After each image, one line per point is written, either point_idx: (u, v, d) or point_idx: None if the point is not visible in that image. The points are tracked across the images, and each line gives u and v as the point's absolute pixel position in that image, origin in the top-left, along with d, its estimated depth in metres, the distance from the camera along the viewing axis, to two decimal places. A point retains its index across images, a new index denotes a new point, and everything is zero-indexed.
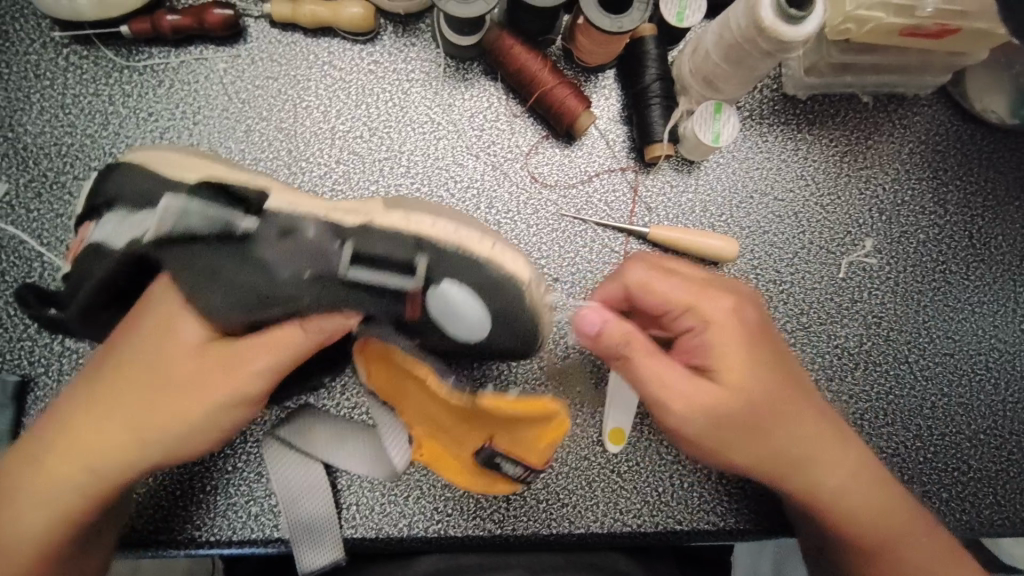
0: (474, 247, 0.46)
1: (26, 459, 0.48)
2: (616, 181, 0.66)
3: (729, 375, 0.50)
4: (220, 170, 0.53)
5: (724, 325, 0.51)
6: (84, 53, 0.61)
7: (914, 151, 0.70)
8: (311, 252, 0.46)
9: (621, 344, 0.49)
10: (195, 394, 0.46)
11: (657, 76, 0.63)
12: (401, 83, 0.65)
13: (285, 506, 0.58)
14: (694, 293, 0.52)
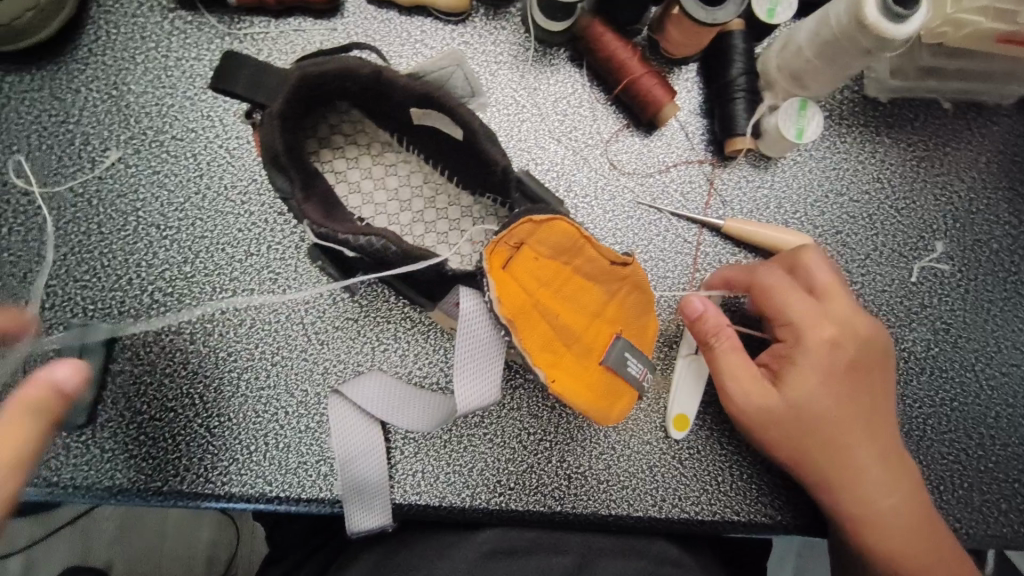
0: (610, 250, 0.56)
1: None
2: (692, 172, 0.67)
3: (794, 389, 0.56)
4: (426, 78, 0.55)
5: (814, 352, 0.57)
6: (189, 18, 0.64)
7: (992, 160, 0.70)
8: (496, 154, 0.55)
9: (715, 333, 0.57)
10: None
11: (743, 70, 0.64)
12: (489, 64, 0.66)
13: (340, 465, 0.59)
14: (800, 312, 0.57)
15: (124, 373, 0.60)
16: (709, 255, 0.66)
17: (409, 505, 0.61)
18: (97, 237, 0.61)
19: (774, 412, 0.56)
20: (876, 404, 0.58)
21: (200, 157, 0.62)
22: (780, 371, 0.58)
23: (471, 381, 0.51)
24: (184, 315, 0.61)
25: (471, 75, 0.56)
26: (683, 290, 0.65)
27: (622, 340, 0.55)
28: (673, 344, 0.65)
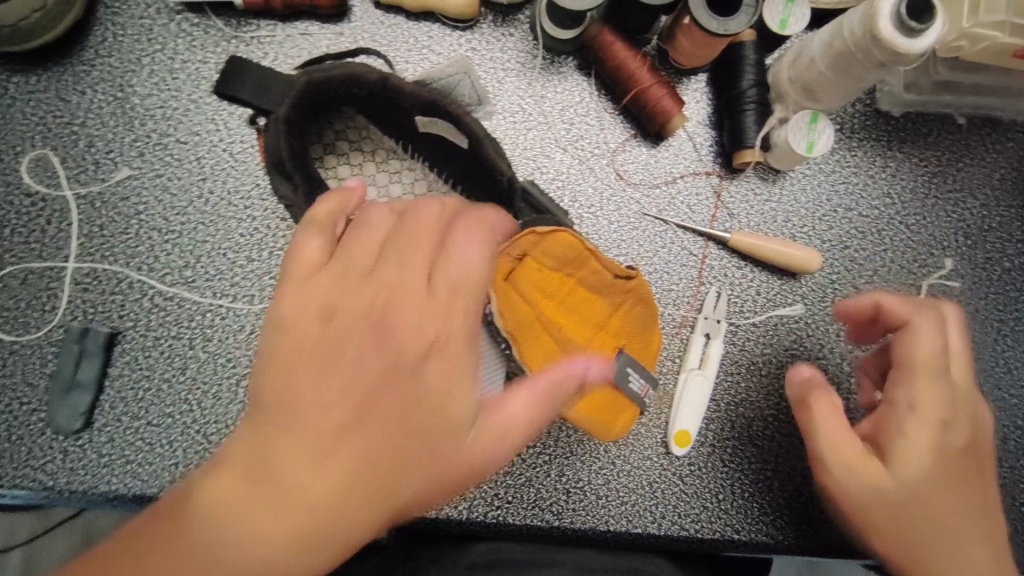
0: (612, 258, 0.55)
1: (245, 482, 0.40)
2: (699, 184, 0.66)
3: (902, 462, 0.51)
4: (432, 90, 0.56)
5: (927, 425, 0.51)
6: (196, 21, 0.63)
7: (1006, 177, 0.69)
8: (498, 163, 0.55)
9: (821, 394, 0.55)
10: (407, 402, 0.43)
11: (754, 82, 0.63)
12: (496, 71, 0.65)
13: None
14: (922, 380, 0.52)
15: (124, 377, 0.60)
16: (714, 268, 0.65)
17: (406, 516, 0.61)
18: (98, 240, 0.61)
19: (881, 488, 0.51)
20: (982, 489, 0.54)
21: (203, 161, 0.62)
22: (888, 444, 0.52)
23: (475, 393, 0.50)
24: (185, 319, 0.61)
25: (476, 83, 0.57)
26: (687, 303, 0.64)
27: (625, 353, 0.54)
28: (677, 359, 0.64)
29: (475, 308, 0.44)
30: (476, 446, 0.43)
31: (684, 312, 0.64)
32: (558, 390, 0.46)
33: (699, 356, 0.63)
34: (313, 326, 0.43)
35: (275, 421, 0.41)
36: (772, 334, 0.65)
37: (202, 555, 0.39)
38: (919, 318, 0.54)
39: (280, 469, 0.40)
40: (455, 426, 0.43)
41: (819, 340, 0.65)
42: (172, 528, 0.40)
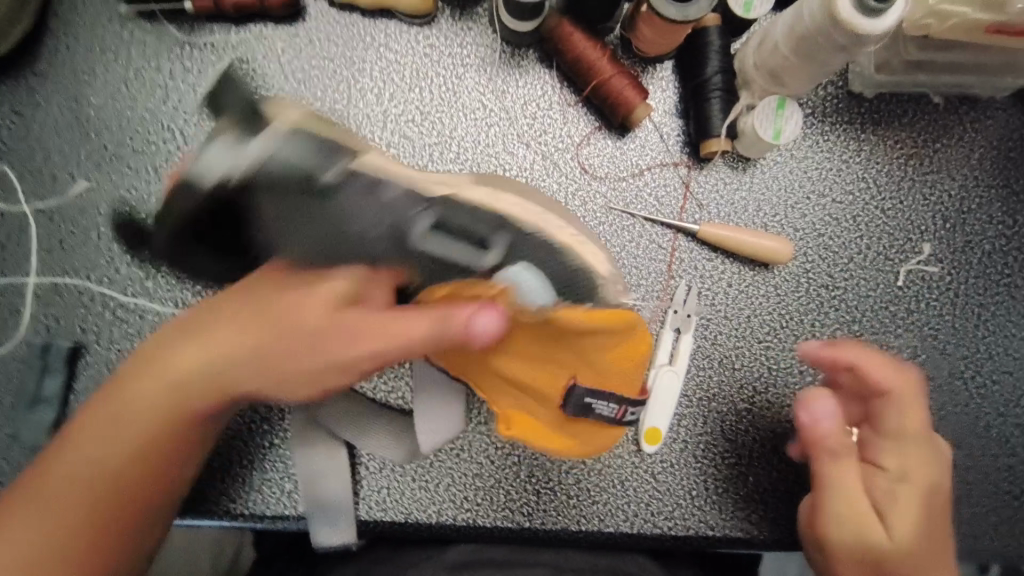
0: (553, 232, 0.46)
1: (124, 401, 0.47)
2: (667, 176, 0.65)
3: (898, 522, 0.54)
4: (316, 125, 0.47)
5: (916, 489, 0.54)
6: (148, 27, 0.62)
7: (985, 157, 0.67)
8: (394, 211, 0.45)
9: (839, 452, 0.55)
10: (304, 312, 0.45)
11: (719, 69, 0.62)
12: (455, 67, 0.64)
13: (303, 482, 0.58)
14: (908, 446, 0.56)
15: (88, 391, 0.59)
16: (684, 262, 0.64)
17: (376, 522, 0.61)
18: (59, 254, 0.60)
19: (878, 545, 0.54)
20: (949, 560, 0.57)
21: (161, 171, 0.61)
22: (881, 504, 0.55)
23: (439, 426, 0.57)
24: (147, 331, 0.60)
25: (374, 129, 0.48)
26: (657, 299, 0.63)
27: (579, 386, 0.48)
28: (648, 354, 0.63)
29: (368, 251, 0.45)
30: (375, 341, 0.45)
31: (653, 308, 0.63)
32: (444, 330, 0.44)
33: (669, 350, 0.62)
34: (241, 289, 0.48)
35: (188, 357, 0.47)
36: (746, 326, 0.64)
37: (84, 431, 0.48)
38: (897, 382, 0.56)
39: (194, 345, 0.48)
40: (356, 331, 0.45)
41: (793, 330, 0.64)
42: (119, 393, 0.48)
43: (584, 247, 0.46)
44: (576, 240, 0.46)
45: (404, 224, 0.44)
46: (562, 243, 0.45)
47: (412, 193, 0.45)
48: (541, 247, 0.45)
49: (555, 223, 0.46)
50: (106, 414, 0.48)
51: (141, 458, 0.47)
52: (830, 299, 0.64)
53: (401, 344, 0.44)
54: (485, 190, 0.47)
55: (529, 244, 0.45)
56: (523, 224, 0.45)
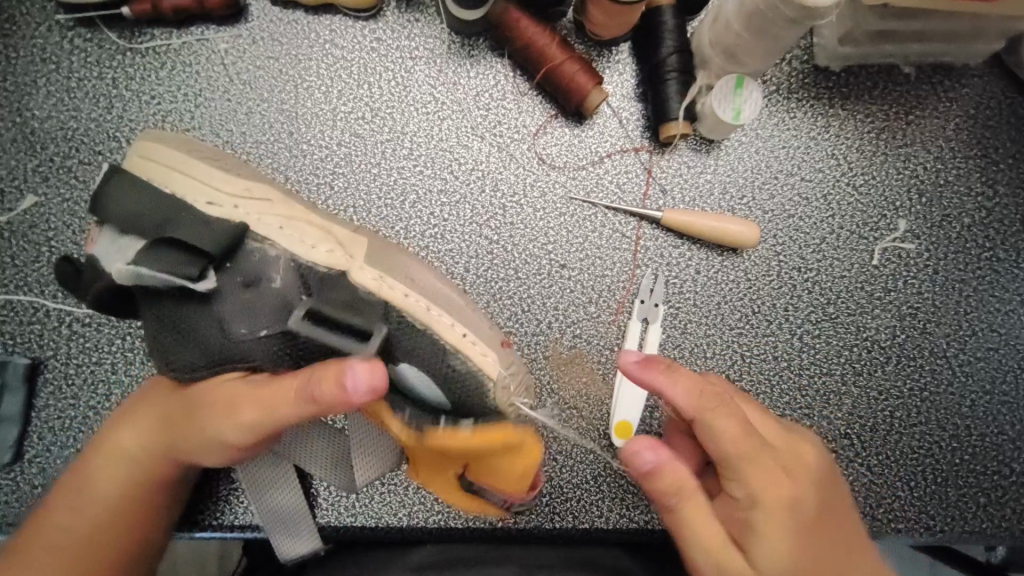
0: (445, 333, 0.42)
1: (96, 470, 0.49)
2: (629, 162, 0.63)
3: (767, 549, 0.42)
4: (240, 202, 0.46)
5: (773, 512, 0.43)
6: (88, 36, 0.61)
7: (962, 127, 0.64)
8: (276, 309, 0.43)
9: (673, 495, 0.43)
10: (225, 400, 0.44)
11: (675, 48, 0.60)
12: (404, 61, 0.62)
13: (255, 499, 0.55)
14: (752, 473, 0.43)
15: (49, 408, 0.59)
16: (649, 250, 0.62)
17: (346, 528, 0.60)
18: (11, 271, 0.60)
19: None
20: None
21: None
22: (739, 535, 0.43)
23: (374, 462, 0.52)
24: (104, 345, 0.59)
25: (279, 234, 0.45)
26: (622, 289, 0.61)
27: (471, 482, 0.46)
28: (615, 347, 0.61)
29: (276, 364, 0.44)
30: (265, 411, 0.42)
31: (618, 300, 0.61)
32: (320, 396, 0.39)
33: (637, 340, 0.60)
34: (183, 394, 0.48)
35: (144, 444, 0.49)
36: (715, 315, 0.62)
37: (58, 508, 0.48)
38: (716, 417, 0.43)
39: (149, 433, 0.49)
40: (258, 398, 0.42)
41: (766, 315, 0.62)
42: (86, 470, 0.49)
43: (478, 351, 0.43)
44: (471, 340, 0.43)
45: (282, 319, 0.43)
46: (445, 341, 0.42)
47: (299, 282, 0.44)
48: (416, 345, 0.43)
49: (448, 322, 0.43)
50: (82, 485, 0.48)
51: (101, 526, 0.47)
52: (803, 282, 0.62)
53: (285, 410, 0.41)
54: (375, 271, 0.44)
55: (408, 338, 0.43)
56: (414, 320, 0.42)
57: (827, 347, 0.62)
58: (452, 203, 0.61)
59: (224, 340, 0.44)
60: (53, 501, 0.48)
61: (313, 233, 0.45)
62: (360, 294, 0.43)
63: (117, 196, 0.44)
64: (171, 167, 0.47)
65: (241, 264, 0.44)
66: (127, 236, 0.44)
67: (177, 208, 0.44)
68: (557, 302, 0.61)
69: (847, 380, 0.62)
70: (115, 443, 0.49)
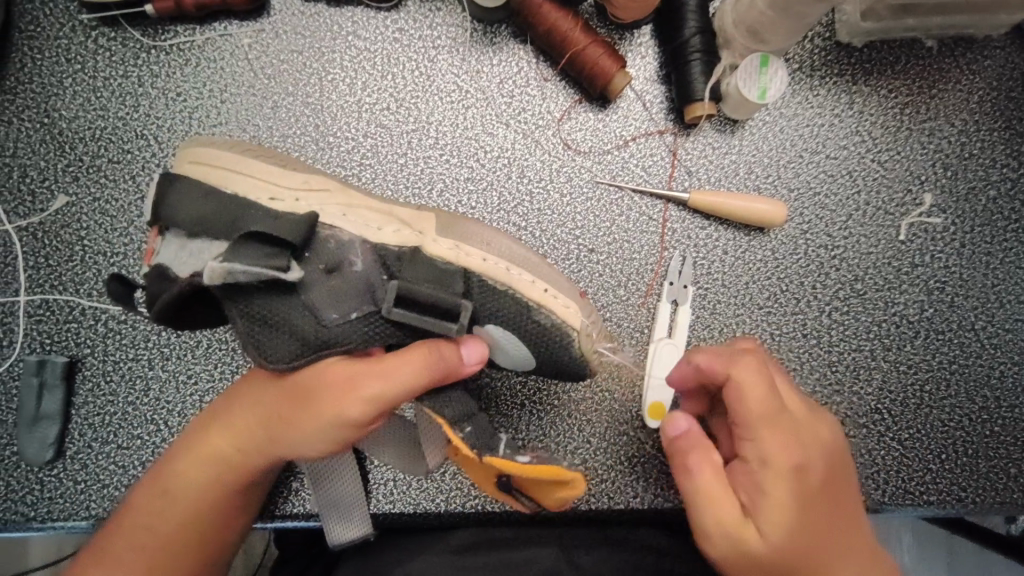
0: (527, 292, 0.48)
1: (174, 470, 0.49)
2: (653, 144, 0.63)
3: (772, 522, 0.41)
4: (299, 193, 0.48)
5: (779, 481, 0.42)
6: (112, 35, 0.61)
7: (985, 99, 0.64)
8: (363, 292, 0.46)
9: (688, 462, 0.44)
10: (319, 398, 0.45)
11: (697, 29, 0.60)
12: (427, 50, 0.63)
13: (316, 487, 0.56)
14: (765, 432, 0.43)
15: (88, 405, 0.60)
16: (677, 232, 0.62)
17: (384, 515, 0.60)
18: (46, 270, 0.60)
19: (752, 551, 0.41)
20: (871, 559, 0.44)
21: (138, 179, 0.61)
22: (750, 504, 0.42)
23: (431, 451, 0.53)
24: (140, 341, 0.60)
25: (344, 216, 0.48)
26: (651, 272, 0.62)
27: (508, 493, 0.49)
28: (646, 329, 0.61)
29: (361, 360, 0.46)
30: (360, 408, 0.44)
31: (648, 282, 0.61)
32: (437, 360, 0.44)
33: (667, 324, 0.60)
34: (266, 388, 0.49)
35: (222, 440, 0.49)
36: (744, 295, 0.62)
37: (142, 508, 0.49)
38: (739, 375, 0.44)
39: (229, 428, 0.49)
40: (354, 394, 0.44)
41: (794, 294, 0.62)
42: (164, 471, 0.50)
43: (557, 302, 0.48)
44: (549, 294, 0.48)
45: (372, 301, 0.46)
46: (529, 298, 0.47)
47: (378, 264, 0.47)
48: (500, 304, 0.47)
49: (528, 280, 0.48)
50: (165, 486, 0.49)
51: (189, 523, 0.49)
52: (830, 260, 0.62)
53: (397, 378, 0.43)
54: (450, 242, 0.48)
55: (492, 300, 0.47)
56: (497, 282, 0.47)
57: (856, 324, 0.62)
58: (479, 190, 0.62)
59: (317, 327, 0.46)
60: (140, 499, 0.49)
61: (376, 216, 0.49)
62: (440, 265, 0.47)
63: (182, 200, 0.46)
64: (223, 166, 0.48)
65: (318, 252, 0.46)
66: (199, 239, 0.46)
67: (244, 206, 0.46)
68: (587, 286, 0.61)
69: (876, 355, 0.62)
70: (198, 446, 0.50)
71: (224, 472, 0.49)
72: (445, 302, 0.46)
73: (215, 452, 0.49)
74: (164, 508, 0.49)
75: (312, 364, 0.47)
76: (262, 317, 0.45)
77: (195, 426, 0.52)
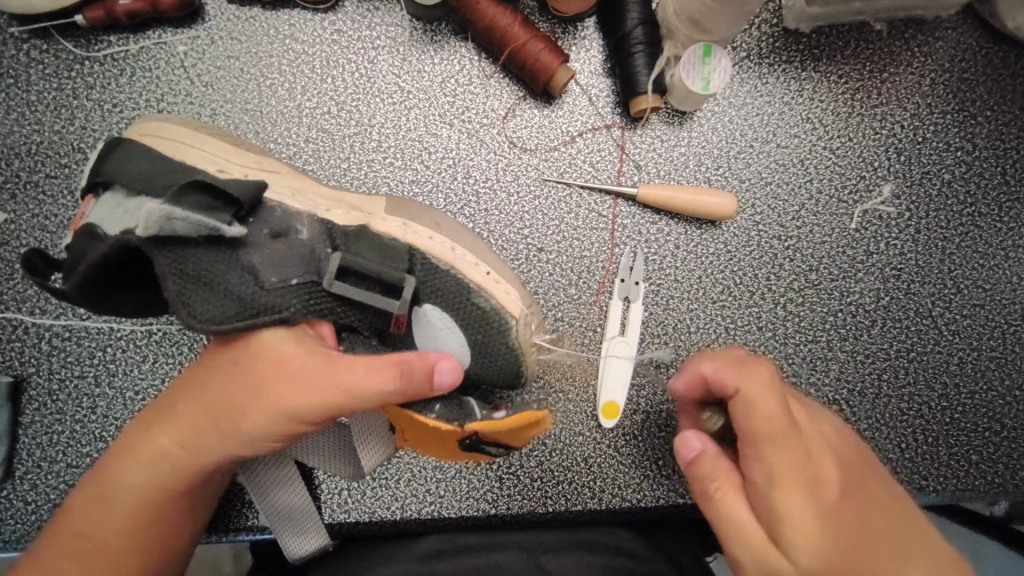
0: (468, 272, 0.47)
1: (114, 471, 0.48)
2: (601, 139, 0.62)
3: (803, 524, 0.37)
4: (248, 167, 0.49)
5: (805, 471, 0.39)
6: (44, 47, 0.60)
7: (938, 82, 0.63)
8: (306, 260, 0.46)
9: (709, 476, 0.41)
10: (264, 393, 0.43)
11: (639, 20, 0.59)
12: (367, 52, 0.61)
13: (261, 501, 0.55)
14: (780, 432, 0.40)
15: (35, 424, 0.59)
16: (627, 228, 0.61)
17: (340, 524, 0.59)
18: None
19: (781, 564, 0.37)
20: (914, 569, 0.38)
21: (76, 193, 0.60)
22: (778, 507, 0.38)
23: (376, 448, 0.52)
24: (86, 358, 0.59)
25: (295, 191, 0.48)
26: (602, 269, 0.61)
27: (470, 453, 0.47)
28: (598, 328, 0.60)
29: (312, 357, 0.43)
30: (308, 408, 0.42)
31: (599, 280, 0.60)
32: (409, 386, 0.42)
33: (619, 321, 0.59)
34: (206, 379, 0.47)
35: (160, 438, 0.47)
36: (699, 288, 0.61)
37: (82, 514, 0.48)
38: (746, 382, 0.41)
39: (166, 424, 0.47)
40: (305, 393, 0.42)
41: (748, 287, 0.61)
42: (104, 473, 0.48)
43: (500, 286, 0.47)
44: (491, 279, 0.47)
45: (314, 271, 0.46)
46: (471, 279, 0.46)
47: (325, 236, 0.47)
48: (441, 290, 0.46)
49: (472, 261, 0.47)
50: (104, 489, 0.48)
51: (130, 529, 0.47)
52: (784, 251, 0.62)
53: (356, 395, 0.41)
54: (397, 220, 0.48)
55: (436, 282, 0.46)
56: (438, 261, 0.46)
57: (811, 315, 0.61)
58: (424, 193, 0.61)
59: (255, 290, 0.44)
60: (80, 504, 0.48)
61: (325, 200, 0.49)
62: (384, 241, 0.47)
63: (122, 168, 0.46)
64: (172, 140, 0.49)
65: (263, 219, 0.46)
66: (136, 198, 0.45)
67: (189, 170, 0.46)
68: (538, 285, 0.60)
69: (833, 345, 0.61)
70: (138, 447, 0.48)
71: (168, 475, 0.47)
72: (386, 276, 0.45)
73: (153, 451, 0.47)
74: (103, 512, 0.47)
75: (259, 356, 0.44)
76: (194, 276, 0.43)
77: (138, 424, 0.49)
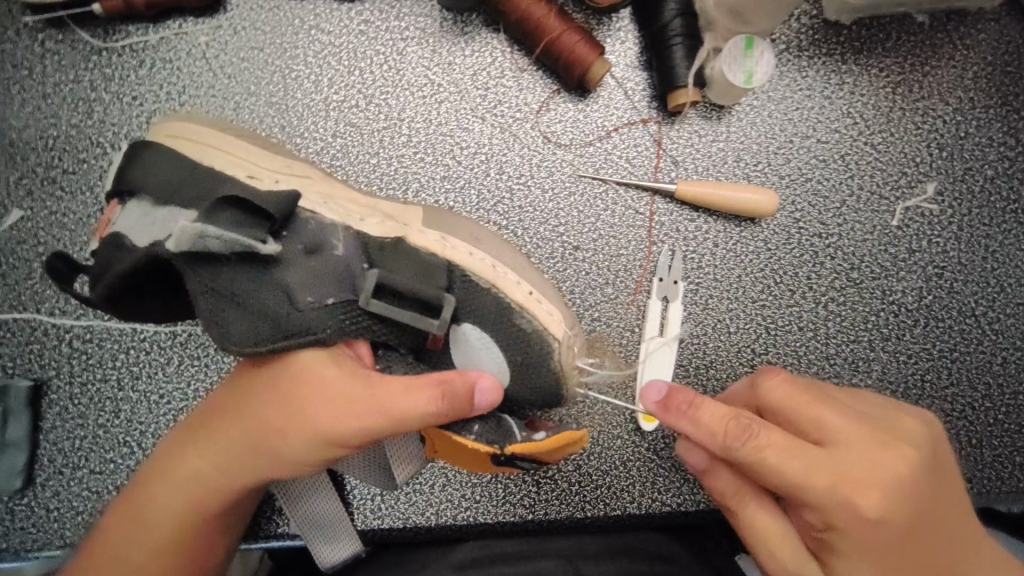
0: (509, 292, 0.44)
1: (148, 488, 0.46)
2: (637, 134, 0.60)
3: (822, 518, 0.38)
4: (278, 171, 0.47)
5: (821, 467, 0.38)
6: (60, 38, 0.58)
7: (980, 75, 0.61)
8: (340, 279, 0.43)
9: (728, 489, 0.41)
10: (304, 412, 0.42)
11: (678, 11, 0.57)
12: (396, 42, 0.59)
13: (290, 508, 0.53)
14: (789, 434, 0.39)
15: (56, 429, 0.57)
16: (664, 225, 0.59)
17: (373, 531, 0.58)
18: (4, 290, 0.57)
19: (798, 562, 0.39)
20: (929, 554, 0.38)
21: (96, 190, 0.57)
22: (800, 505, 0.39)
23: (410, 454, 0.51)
24: (108, 361, 0.57)
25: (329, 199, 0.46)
26: (640, 268, 0.59)
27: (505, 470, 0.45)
28: (636, 329, 0.58)
29: (352, 376, 0.42)
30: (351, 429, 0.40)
31: (636, 279, 0.59)
32: (451, 408, 0.39)
33: (658, 321, 0.58)
34: (241, 395, 0.45)
35: (195, 455, 0.45)
36: (738, 287, 0.59)
37: (115, 531, 0.46)
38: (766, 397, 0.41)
39: (202, 442, 0.46)
40: (347, 415, 0.40)
41: (789, 286, 0.60)
42: (136, 490, 0.47)
43: (542, 308, 0.44)
44: (534, 298, 0.45)
45: (350, 289, 0.43)
46: (512, 300, 0.44)
47: (360, 252, 0.44)
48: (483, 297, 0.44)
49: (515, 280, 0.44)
50: (138, 508, 0.46)
51: (165, 549, 0.45)
52: (825, 249, 0.60)
53: (397, 417, 0.39)
54: (436, 234, 0.46)
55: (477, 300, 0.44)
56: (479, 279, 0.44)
57: (853, 314, 0.60)
58: (457, 189, 0.59)
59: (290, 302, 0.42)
60: (114, 523, 0.46)
61: (358, 209, 0.47)
62: (423, 257, 0.44)
63: (152, 172, 0.44)
64: (200, 142, 0.47)
65: (298, 230, 0.44)
66: (167, 207, 0.43)
67: (219, 176, 0.44)
68: (574, 285, 0.59)
69: (875, 345, 0.60)
70: (173, 465, 0.46)
71: (203, 493, 0.45)
72: (425, 295, 0.43)
73: (188, 468, 0.45)
74: (137, 531, 0.46)
75: (298, 375, 0.43)
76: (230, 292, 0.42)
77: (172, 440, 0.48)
